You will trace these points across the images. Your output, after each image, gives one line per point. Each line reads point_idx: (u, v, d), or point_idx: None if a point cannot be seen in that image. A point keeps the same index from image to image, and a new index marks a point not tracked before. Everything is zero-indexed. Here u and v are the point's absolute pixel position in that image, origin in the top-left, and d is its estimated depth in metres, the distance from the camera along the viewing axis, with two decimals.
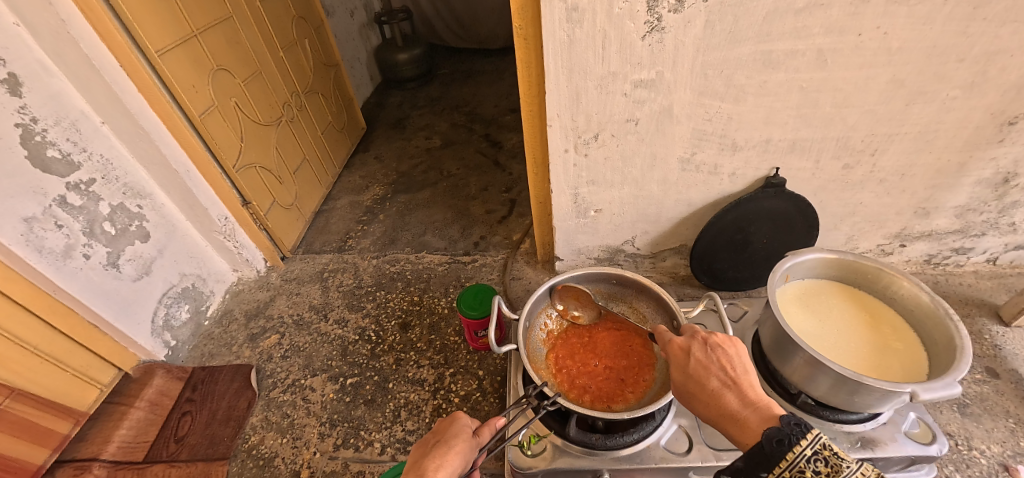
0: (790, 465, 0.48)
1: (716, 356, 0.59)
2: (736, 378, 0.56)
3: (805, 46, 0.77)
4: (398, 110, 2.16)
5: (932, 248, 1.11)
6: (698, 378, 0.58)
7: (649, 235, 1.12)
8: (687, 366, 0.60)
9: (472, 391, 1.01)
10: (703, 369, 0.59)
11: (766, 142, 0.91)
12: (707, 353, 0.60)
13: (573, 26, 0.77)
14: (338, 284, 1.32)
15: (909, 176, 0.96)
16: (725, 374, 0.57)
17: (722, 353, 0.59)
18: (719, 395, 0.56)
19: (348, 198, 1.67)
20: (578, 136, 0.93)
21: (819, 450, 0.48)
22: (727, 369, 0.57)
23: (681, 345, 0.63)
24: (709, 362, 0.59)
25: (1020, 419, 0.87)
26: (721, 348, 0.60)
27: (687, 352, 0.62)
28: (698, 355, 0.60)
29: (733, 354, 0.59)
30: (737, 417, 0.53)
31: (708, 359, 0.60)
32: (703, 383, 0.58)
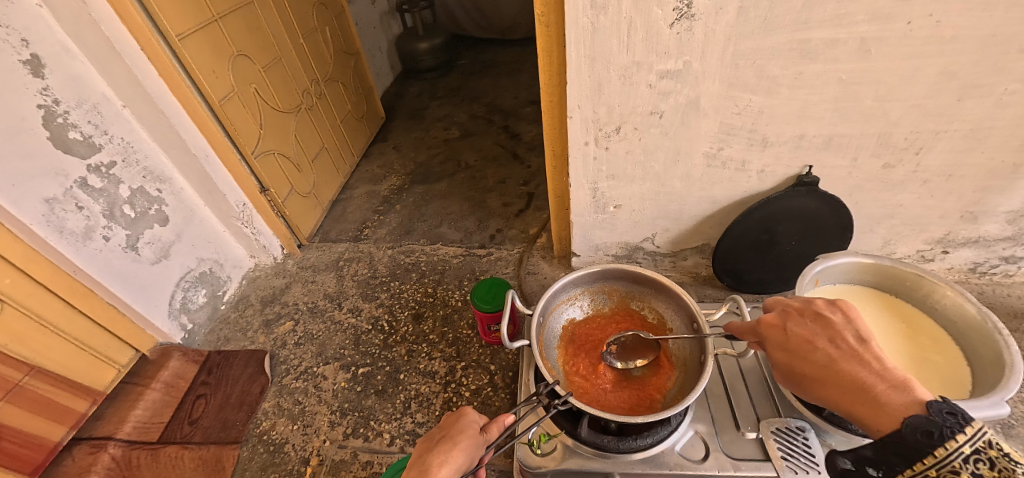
0: (940, 461, 0.43)
1: (820, 327, 0.56)
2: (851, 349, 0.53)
3: (847, 35, 0.72)
4: (418, 100, 2.15)
5: (978, 256, 1.04)
6: (810, 356, 0.55)
7: (670, 233, 1.08)
8: (792, 345, 0.57)
9: (483, 386, 0.99)
10: (809, 345, 0.56)
11: (799, 138, 0.86)
12: (809, 326, 0.57)
13: (597, 12, 0.73)
14: (353, 274, 1.32)
15: (956, 177, 0.89)
16: (840, 345, 0.54)
17: (824, 324, 0.56)
18: (840, 370, 0.52)
19: (365, 188, 1.66)
20: (599, 128, 0.90)
21: (981, 449, 0.42)
22: (841, 341, 0.54)
23: (775, 324, 0.60)
24: (813, 336, 0.56)
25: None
26: (822, 316, 0.57)
27: (789, 331, 0.58)
28: (798, 330, 0.57)
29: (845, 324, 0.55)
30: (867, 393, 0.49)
31: (816, 334, 0.56)
32: (816, 360, 0.54)
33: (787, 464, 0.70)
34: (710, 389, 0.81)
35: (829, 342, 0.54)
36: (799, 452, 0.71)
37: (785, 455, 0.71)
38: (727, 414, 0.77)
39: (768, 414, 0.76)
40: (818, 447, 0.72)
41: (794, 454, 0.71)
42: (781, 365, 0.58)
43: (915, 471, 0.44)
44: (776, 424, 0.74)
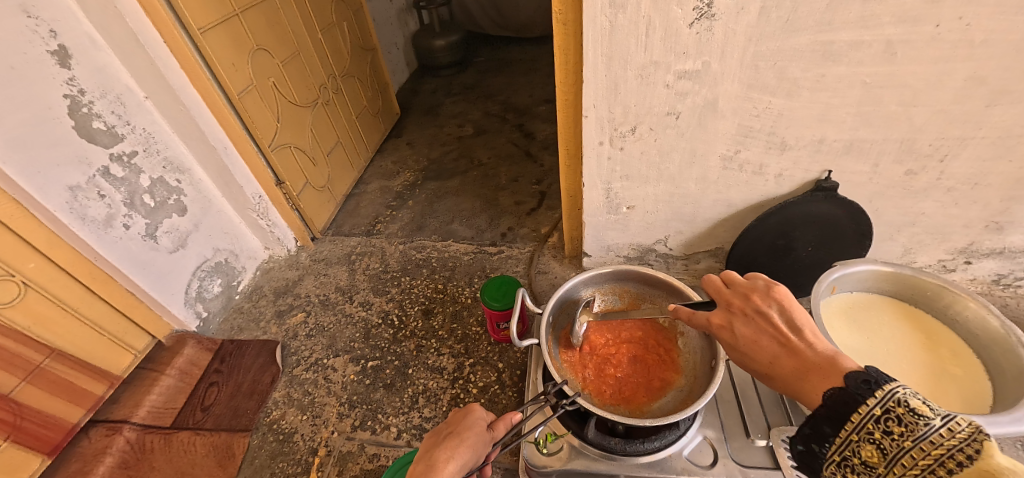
0: (857, 426, 0.45)
1: (758, 322, 0.55)
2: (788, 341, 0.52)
3: (872, 37, 0.70)
4: (432, 96, 2.16)
5: (1002, 267, 1.01)
6: (750, 353, 0.54)
7: (683, 235, 1.06)
8: (737, 345, 0.56)
9: (491, 383, 0.99)
10: (751, 342, 0.55)
11: (819, 142, 0.84)
12: (750, 323, 0.56)
13: (615, 11, 0.73)
14: (364, 268, 1.33)
15: (981, 186, 0.87)
16: (777, 337, 0.53)
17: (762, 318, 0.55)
18: (777, 365, 0.52)
19: (379, 183, 1.67)
20: (614, 128, 0.89)
21: (890, 408, 0.43)
22: (778, 333, 0.53)
23: (719, 322, 0.59)
24: (756, 334, 0.54)
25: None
26: (760, 312, 0.55)
27: (731, 329, 0.57)
28: (741, 327, 0.56)
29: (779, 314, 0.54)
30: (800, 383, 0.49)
31: (755, 331, 0.55)
32: (757, 357, 0.54)
33: None
34: (720, 395, 0.79)
35: (768, 336, 0.54)
36: None
37: None
38: (737, 420, 0.76)
39: (778, 422, 0.75)
40: None
41: None
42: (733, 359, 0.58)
43: (842, 438, 0.46)
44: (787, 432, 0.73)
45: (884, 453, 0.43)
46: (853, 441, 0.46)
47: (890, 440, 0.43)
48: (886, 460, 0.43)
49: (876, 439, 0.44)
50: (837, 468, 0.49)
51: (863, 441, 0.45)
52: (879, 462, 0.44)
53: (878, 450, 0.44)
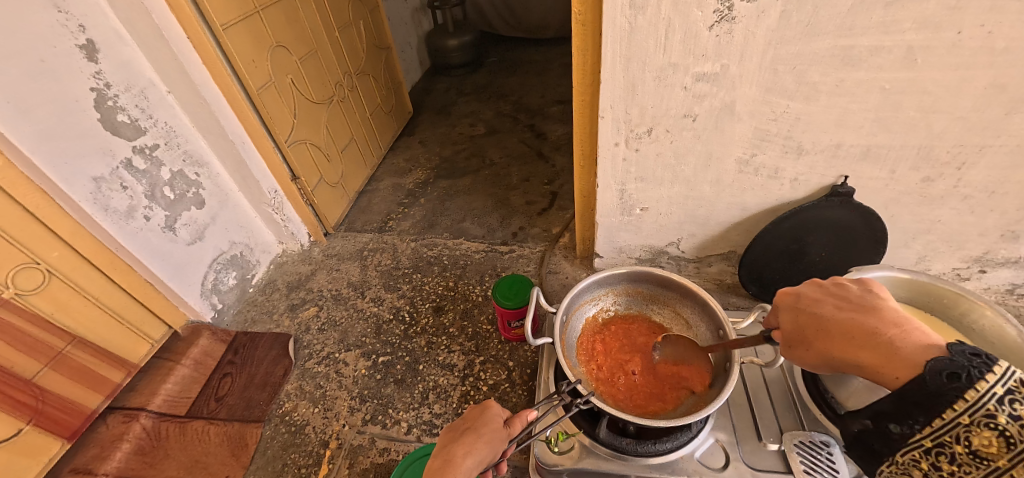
0: (972, 406, 0.41)
1: (840, 296, 0.55)
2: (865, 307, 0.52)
3: (893, 42, 0.70)
4: (445, 95, 2.17)
5: (1017, 277, 1.01)
6: (820, 320, 0.54)
7: (695, 238, 1.06)
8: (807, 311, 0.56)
9: (501, 381, 1.00)
10: (824, 310, 0.54)
11: (836, 147, 0.84)
12: (829, 295, 0.56)
13: (635, 12, 0.73)
14: (376, 264, 1.34)
15: (1000, 194, 0.86)
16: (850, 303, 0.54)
17: (848, 294, 0.55)
18: (841, 329, 0.51)
19: (391, 180, 1.68)
20: (630, 129, 0.89)
21: (1012, 387, 0.41)
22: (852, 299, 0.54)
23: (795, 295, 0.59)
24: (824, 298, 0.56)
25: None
26: (838, 283, 0.57)
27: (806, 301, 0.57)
28: (817, 298, 0.56)
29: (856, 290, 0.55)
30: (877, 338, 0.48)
31: (825, 295, 0.56)
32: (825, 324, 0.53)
33: None
34: (732, 398, 0.79)
35: (840, 307, 0.54)
36: (823, 467, 0.69)
37: (808, 469, 0.69)
38: (749, 424, 0.76)
39: (791, 426, 0.74)
40: (843, 463, 0.70)
41: (817, 468, 0.69)
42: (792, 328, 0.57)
43: (945, 420, 0.43)
44: (800, 436, 0.72)
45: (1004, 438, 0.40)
46: (963, 424, 0.42)
47: (1012, 424, 0.40)
48: (1006, 447, 0.40)
49: (995, 423, 0.40)
50: (927, 451, 0.45)
51: (976, 425, 0.41)
52: (996, 451, 0.40)
53: (998, 435, 0.40)
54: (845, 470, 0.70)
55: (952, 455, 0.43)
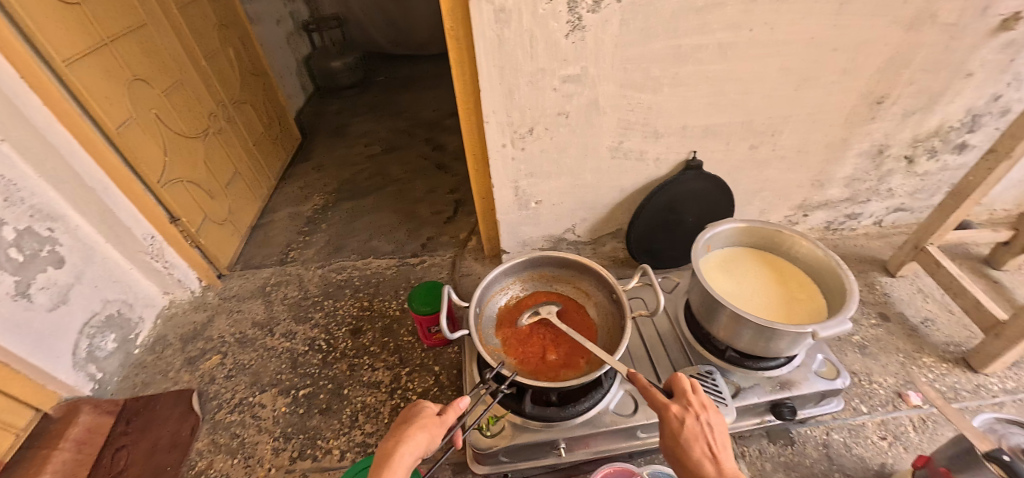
0: None
1: (704, 430, 0.57)
2: (714, 454, 0.55)
3: (708, 40, 0.87)
4: (336, 118, 2.12)
5: (830, 216, 1.28)
6: (685, 453, 0.56)
7: (587, 222, 1.18)
8: (677, 437, 0.57)
9: (430, 387, 1.02)
10: (693, 444, 0.56)
11: (684, 128, 1.01)
12: (700, 425, 0.58)
13: (501, 25, 0.82)
14: (283, 298, 1.28)
15: (805, 153, 1.10)
16: (708, 447, 0.56)
17: (715, 428, 0.58)
18: (700, 473, 0.54)
19: (288, 210, 1.61)
20: (514, 131, 0.98)
21: None
22: (710, 441, 0.56)
23: (675, 412, 0.59)
24: (695, 434, 0.57)
25: (907, 354, 1.07)
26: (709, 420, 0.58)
27: (681, 424, 0.58)
28: (691, 427, 0.57)
29: (717, 430, 0.57)
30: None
31: (695, 428, 0.57)
32: (689, 463, 0.56)
33: None
34: (635, 352, 0.90)
35: (706, 446, 0.56)
36: (709, 391, 0.81)
37: None
38: (650, 371, 0.87)
39: (682, 365, 0.87)
40: (723, 384, 0.83)
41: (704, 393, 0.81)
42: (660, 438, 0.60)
43: None
44: (689, 371, 0.84)
45: None
46: None
47: None
48: None
49: None
50: None
51: None
52: None
53: None
54: (727, 389, 0.82)
55: None
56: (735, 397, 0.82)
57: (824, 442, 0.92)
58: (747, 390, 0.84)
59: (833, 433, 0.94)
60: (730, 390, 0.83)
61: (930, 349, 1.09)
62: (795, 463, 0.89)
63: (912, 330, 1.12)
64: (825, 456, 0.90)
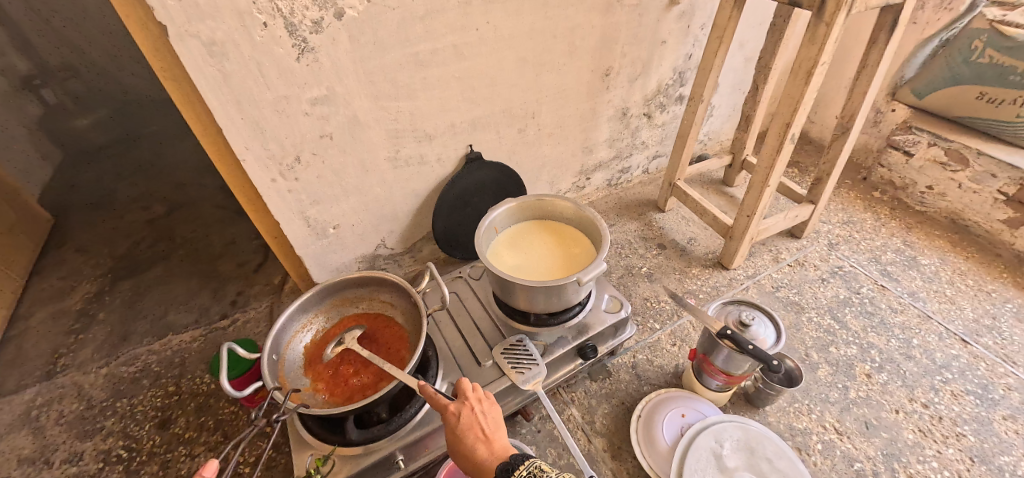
0: None
1: (479, 416, 0.64)
2: (487, 436, 0.62)
3: (442, 44, 0.93)
4: (97, 185, 1.76)
5: (607, 174, 1.50)
6: (463, 442, 0.62)
7: (395, 233, 1.20)
8: (456, 431, 0.62)
9: (263, 451, 0.94)
10: (469, 433, 0.62)
11: (452, 126, 1.07)
12: (475, 414, 0.64)
13: (219, 59, 0.75)
14: (56, 418, 1.04)
15: (566, 126, 1.26)
16: (482, 431, 0.63)
17: (487, 415, 0.65)
18: (475, 456, 0.60)
19: (46, 310, 1.30)
20: (279, 163, 0.93)
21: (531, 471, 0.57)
22: (484, 425, 0.63)
23: (452, 409, 0.64)
24: (471, 422, 0.63)
25: (681, 270, 1.29)
26: (484, 408, 0.66)
27: (458, 417, 0.64)
28: (468, 418, 0.63)
29: (490, 415, 0.65)
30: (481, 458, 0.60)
31: (471, 417, 0.64)
32: (465, 450, 0.61)
33: (516, 370, 0.87)
34: (454, 344, 0.94)
35: (480, 431, 0.63)
36: (523, 357, 0.89)
37: (514, 364, 0.88)
38: (469, 357, 0.92)
39: (497, 341, 0.94)
40: (534, 346, 0.92)
41: (519, 360, 0.89)
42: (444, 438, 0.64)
43: None
44: (504, 345, 0.92)
45: None
46: None
47: None
48: None
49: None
50: None
51: None
52: None
53: None
54: (537, 350, 0.91)
55: None
56: (545, 354, 0.92)
57: (632, 364, 1.08)
58: (554, 344, 0.94)
59: (638, 355, 1.10)
60: (540, 350, 0.92)
61: (695, 261, 1.32)
62: (613, 391, 1.03)
63: (681, 250, 1.35)
64: (634, 376, 1.06)
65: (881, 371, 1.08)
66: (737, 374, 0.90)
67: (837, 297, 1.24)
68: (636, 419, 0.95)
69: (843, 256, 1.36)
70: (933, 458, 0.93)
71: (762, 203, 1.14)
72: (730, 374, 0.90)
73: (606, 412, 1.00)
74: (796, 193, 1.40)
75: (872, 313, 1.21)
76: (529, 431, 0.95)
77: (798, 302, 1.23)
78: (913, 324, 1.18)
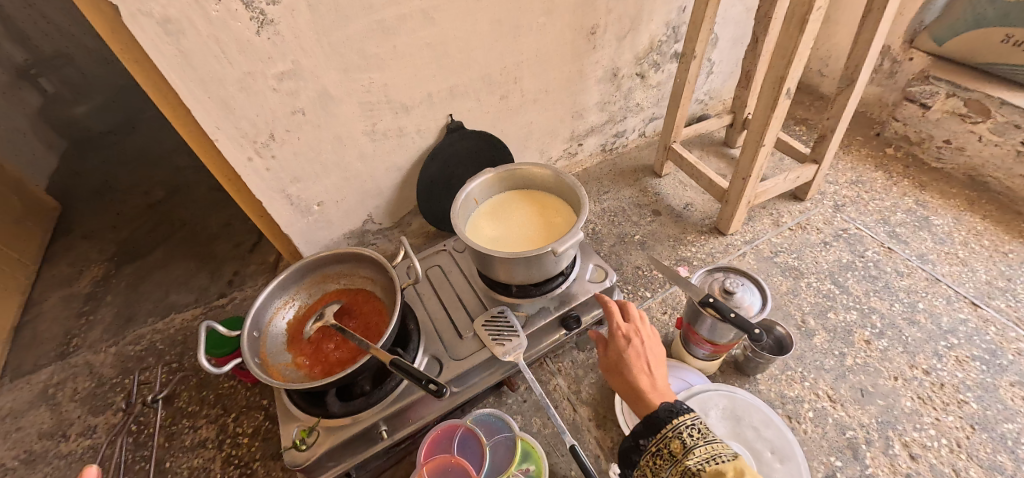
0: (672, 427, 0.58)
1: (643, 349, 0.68)
2: (650, 372, 0.65)
3: (408, 9, 0.89)
4: (100, 172, 1.80)
5: (601, 140, 1.45)
6: (630, 365, 0.65)
7: (381, 208, 1.19)
8: (624, 357, 0.66)
9: (261, 422, 0.98)
10: (633, 362, 0.66)
11: (428, 96, 1.04)
12: (638, 347, 0.67)
13: (175, 37, 0.73)
14: (71, 394, 1.09)
15: (551, 91, 1.21)
16: (647, 365, 0.66)
17: (648, 350, 0.68)
18: (637, 385, 0.64)
19: (58, 294, 1.35)
20: (253, 142, 0.91)
21: (696, 423, 0.58)
22: (647, 360, 0.67)
23: (622, 332, 0.69)
24: (640, 352, 0.67)
25: (675, 238, 1.25)
26: (647, 343, 0.69)
27: (628, 342, 0.68)
28: (635, 348, 0.67)
29: (653, 352, 0.68)
30: (644, 390, 0.63)
31: (644, 345, 0.68)
32: (632, 375, 0.65)
33: (496, 342, 0.87)
34: (437, 317, 0.94)
35: (644, 363, 0.66)
36: (503, 329, 0.89)
37: (494, 336, 0.88)
38: (451, 329, 0.92)
39: (479, 313, 0.93)
40: (515, 317, 0.91)
41: (500, 332, 0.89)
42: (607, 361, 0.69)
43: (661, 434, 0.58)
44: (485, 317, 0.91)
45: (681, 446, 0.56)
46: (666, 435, 0.58)
47: (689, 438, 0.56)
48: (682, 451, 0.56)
49: (680, 436, 0.57)
50: (652, 458, 0.60)
51: (671, 436, 0.57)
52: (676, 453, 0.56)
53: (680, 443, 0.56)
54: (519, 322, 0.91)
55: (661, 459, 0.58)
56: (526, 325, 0.91)
57: None
58: (536, 315, 0.93)
59: None
60: (521, 321, 0.92)
61: (690, 228, 1.27)
62: (600, 361, 1.02)
63: (677, 217, 1.30)
64: None
65: (881, 337, 1.04)
66: (723, 343, 0.87)
67: (839, 261, 1.19)
68: (620, 388, 0.94)
69: (848, 218, 1.29)
70: (930, 425, 0.90)
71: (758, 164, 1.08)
72: (716, 343, 0.88)
73: (593, 382, 0.99)
74: (800, 153, 1.32)
75: (876, 277, 1.15)
76: (514, 401, 0.96)
77: (797, 267, 1.19)
78: (920, 289, 1.12)
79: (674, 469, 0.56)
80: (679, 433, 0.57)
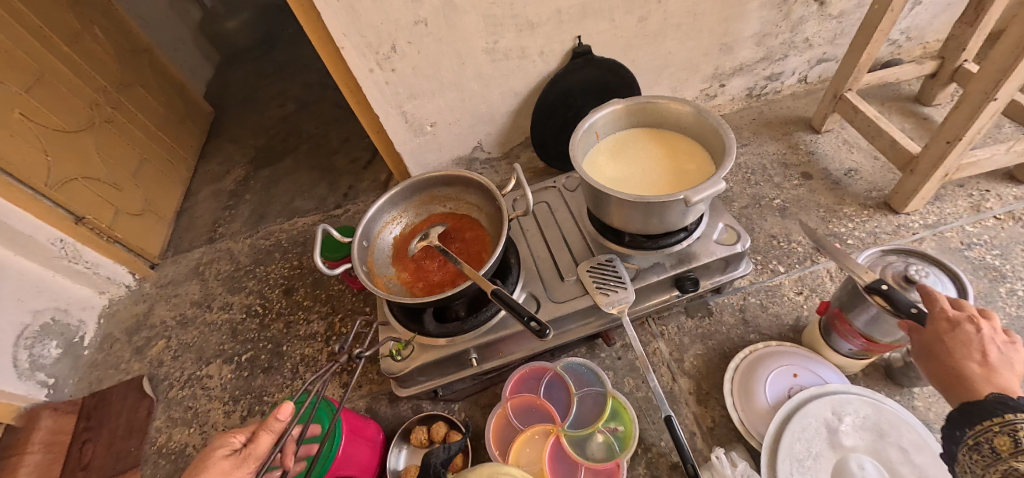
0: (1004, 421, 0.45)
1: (983, 336, 0.52)
2: (987, 362, 0.50)
3: None
4: (246, 83, 1.98)
5: (748, 81, 1.22)
6: (952, 348, 0.52)
7: (492, 136, 1.14)
8: (943, 339, 0.53)
9: (363, 328, 1.04)
10: (960, 348, 0.52)
11: (558, 13, 0.92)
12: (974, 331, 0.52)
13: None
14: (216, 273, 1.27)
15: (700, 15, 1.01)
16: (982, 353, 0.51)
17: (996, 339, 0.52)
18: (963, 370, 0.51)
19: (210, 188, 1.54)
20: (376, 52, 0.89)
21: None
22: (986, 348, 0.51)
23: (949, 312, 0.54)
24: (972, 338, 0.52)
25: (827, 208, 1.03)
26: (991, 331, 0.52)
27: (957, 325, 0.53)
28: (967, 331, 0.52)
29: (1000, 341, 0.52)
30: (973, 377, 0.50)
31: (987, 334, 0.52)
32: (954, 358, 0.52)
33: (601, 291, 0.80)
34: (538, 255, 0.89)
35: (978, 351, 0.51)
36: (610, 278, 0.81)
37: (599, 285, 0.81)
38: (553, 270, 0.86)
39: (584, 258, 0.86)
40: (624, 269, 0.83)
41: (605, 281, 0.81)
42: (919, 339, 0.56)
43: (983, 427, 0.47)
44: (591, 263, 0.84)
45: (1013, 443, 0.44)
46: (992, 428, 0.46)
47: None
48: (1014, 449, 0.44)
49: (1014, 433, 0.44)
50: (975, 452, 0.49)
51: (1000, 431, 0.45)
52: (1006, 450, 0.45)
53: (1011, 440, 0.44)
54: (628, 274, 0.82)
55: (985, 455, 0.47)
56: (636, 280, 0.82)
57: (740, 307, 0.93)
58: (648, 270, 0.83)
59: (750, 297, 0.94)
60: (630, 274, 0.83)
61: (850, 199, 1.04)
62: (711, 332, 0.91)
63: (834, 184, 1.07)
64: (741, 321, 0.91)
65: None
66: (881, 342, 0.70)
67: None
68: (731, 370, 0.83)
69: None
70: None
71: (976, 126, 0.81)
72: (871, 340, 0.71)
73: (699, 354, 0.88)
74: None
75: None
76: (607, 357, 0.89)
77: (997, 268, 0.92)
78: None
79: (1000, 467, 0.45)
80: (1011, 428, 0.45)
